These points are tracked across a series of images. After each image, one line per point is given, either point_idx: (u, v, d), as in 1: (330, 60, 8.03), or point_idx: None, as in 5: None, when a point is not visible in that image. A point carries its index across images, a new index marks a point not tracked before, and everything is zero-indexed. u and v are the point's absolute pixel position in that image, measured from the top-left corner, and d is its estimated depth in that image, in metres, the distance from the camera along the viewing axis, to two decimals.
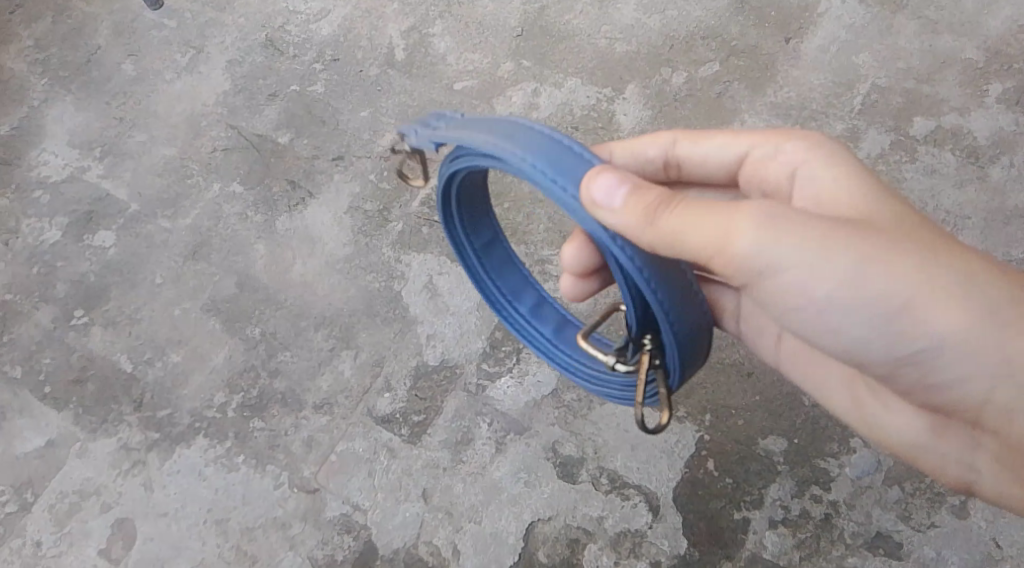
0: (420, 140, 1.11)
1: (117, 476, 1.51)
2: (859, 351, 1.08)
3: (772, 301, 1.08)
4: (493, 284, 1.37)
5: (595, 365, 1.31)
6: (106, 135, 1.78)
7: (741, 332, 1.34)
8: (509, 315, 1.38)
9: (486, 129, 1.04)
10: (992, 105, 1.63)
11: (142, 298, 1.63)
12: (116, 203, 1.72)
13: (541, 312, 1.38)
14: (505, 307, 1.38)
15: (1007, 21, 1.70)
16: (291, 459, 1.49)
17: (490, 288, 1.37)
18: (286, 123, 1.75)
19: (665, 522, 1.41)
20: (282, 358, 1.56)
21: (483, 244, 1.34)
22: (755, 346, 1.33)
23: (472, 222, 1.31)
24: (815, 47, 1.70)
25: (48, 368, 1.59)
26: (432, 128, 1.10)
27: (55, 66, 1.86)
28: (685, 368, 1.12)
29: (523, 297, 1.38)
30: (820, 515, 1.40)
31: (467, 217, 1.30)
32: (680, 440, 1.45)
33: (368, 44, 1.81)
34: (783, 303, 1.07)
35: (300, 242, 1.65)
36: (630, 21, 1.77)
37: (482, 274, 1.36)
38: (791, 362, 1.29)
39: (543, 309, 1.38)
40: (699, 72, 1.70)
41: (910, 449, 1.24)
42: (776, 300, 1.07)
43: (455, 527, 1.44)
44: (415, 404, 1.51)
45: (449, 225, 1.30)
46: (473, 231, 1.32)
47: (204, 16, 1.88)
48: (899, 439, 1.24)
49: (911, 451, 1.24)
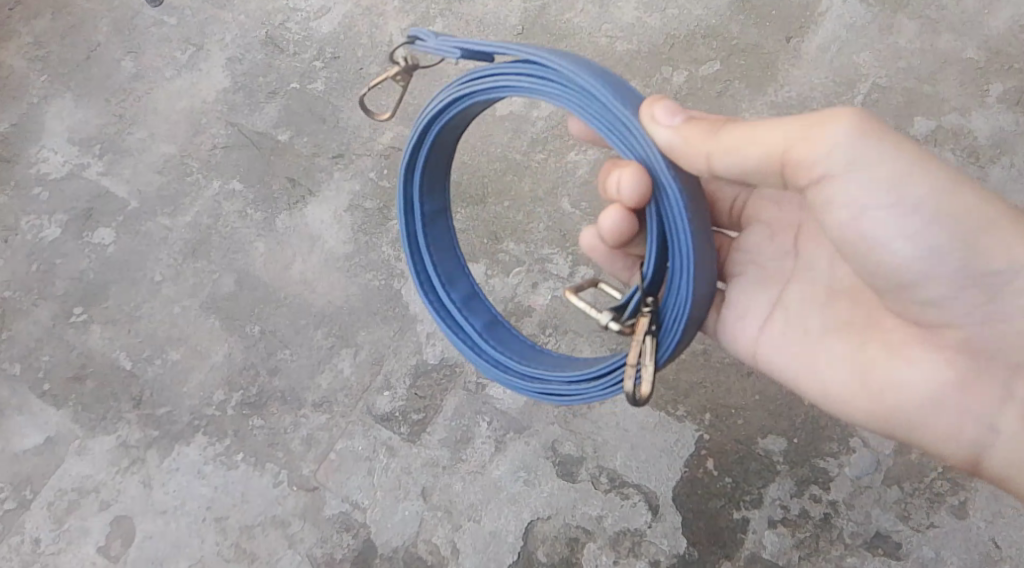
0: (438, 44, 1.06)
1: (116, 473, 1.51)
2: (923, 270, 1.08)
3: (841, 211, 1.07)
4: (430, 261, 1.29)
5: (519, 362, 1.21)
6: (105, 132, 1.78)
7: (722, 322, 1.26)
8: (439, 301, 1.29)
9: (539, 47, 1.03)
10: (992, 104, 1.63)
11: (141, 295, 1.63)
12: (116, 201, 1.71)
13: (471, 304, 1.30)
14: (434, 291, 1.29)
15: (1008, 20, 1.69)
16: (290, 457, 1.49)
17: (426, 266, 1.29)
18: (287, 121, 1.75)
19: (665, 521, 1.41)
20: (282, 356, 1.56)
21: (432, 214, 1.28)
22: (733, 338, 1.25)
23: (431, 183, 1.25)
24: (816, 46, 1.70)
25: (47, 365, 1.59)
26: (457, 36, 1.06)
27: (55, 63, 1.86)
28: (683, 341, 1.06)
29: (457, 285, 1.30)
30: (819, 515, 1.40)
31: (427, 176, 1.24)
32: (680, 440, 1.45)
33: (368, 42, 1.80)
34: (854, 212, 1.06)
35: (300, 239, 1.65)
36: (631, 20, 1.76)
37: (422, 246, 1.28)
38: (777, 346, 1.21)
39: (474, 301, 1.30)
40: (700, 71, 1.70)
41: (920, 418, 1.14)
42: (848, 207, 1.06)
43: (455, 526, 1.44)
44: (415, 403, 1.51)
45: (408, 177, 1.24)
46: (428, 195, 1.26)
47: (204, 13, 1.88)
48: (911, 407, 1.14)
49: (921, 423, 1.14)
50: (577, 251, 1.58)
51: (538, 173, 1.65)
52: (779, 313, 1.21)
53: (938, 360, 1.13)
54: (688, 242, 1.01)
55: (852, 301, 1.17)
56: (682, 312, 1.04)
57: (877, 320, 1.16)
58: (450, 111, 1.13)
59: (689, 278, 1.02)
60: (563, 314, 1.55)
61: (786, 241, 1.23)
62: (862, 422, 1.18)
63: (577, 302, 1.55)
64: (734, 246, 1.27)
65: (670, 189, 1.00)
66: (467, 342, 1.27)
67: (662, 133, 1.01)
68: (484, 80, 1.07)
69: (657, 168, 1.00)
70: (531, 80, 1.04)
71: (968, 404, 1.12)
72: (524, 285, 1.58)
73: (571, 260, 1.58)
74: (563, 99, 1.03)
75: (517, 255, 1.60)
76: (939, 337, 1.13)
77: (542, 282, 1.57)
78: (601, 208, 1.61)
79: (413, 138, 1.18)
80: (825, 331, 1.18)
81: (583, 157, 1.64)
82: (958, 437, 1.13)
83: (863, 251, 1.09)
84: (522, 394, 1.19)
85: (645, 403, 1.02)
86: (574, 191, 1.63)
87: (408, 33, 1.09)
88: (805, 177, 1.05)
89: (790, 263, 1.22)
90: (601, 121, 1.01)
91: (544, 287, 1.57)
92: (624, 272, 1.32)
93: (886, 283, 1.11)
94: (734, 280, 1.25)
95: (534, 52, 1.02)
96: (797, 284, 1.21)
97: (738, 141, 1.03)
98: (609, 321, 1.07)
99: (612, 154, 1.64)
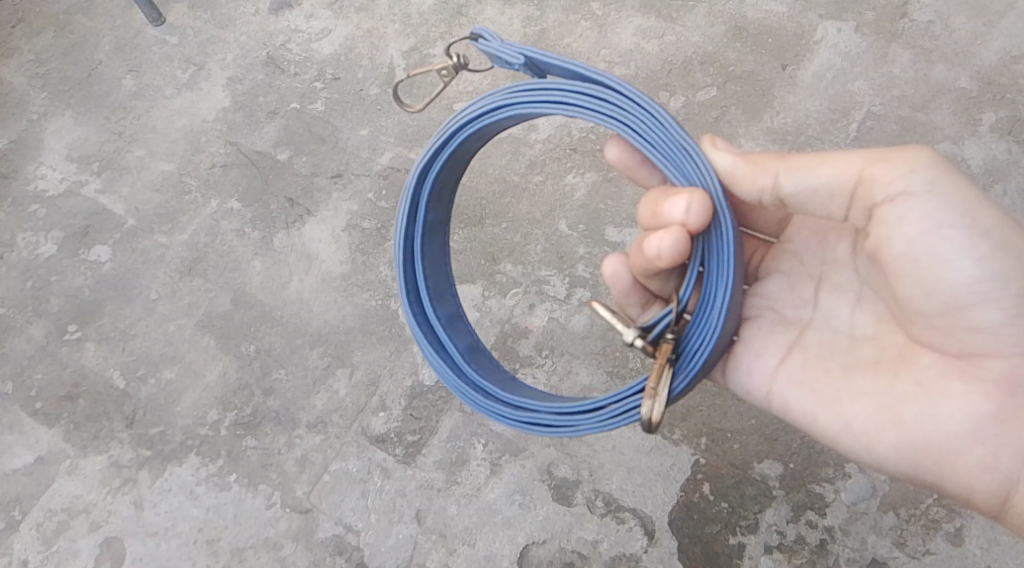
0: (502, 47, 1.04)
1: (107, 494, 1.50)
2: (976, 297, 1.08)
3: (898, 234, 1.07)
4: (423, 273, 1.23)
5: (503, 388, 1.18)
6: (104, 150, 1.78)
7: (734, 359, 1.21)
8: (424, 316, 1.23)
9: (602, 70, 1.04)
10: (985, 134, 1.63)
11: (136, 314, 1.62)
12: (113, 219, 1.71)
13: (456, 324, 1.25)
14: (420, 304, 1.23)
15: (1000, 51, 1.70)
16: (283, 479, 1.48)
17: (418, 275, 1.22)
18: (286, 141, 1.75)
19: (660, 546, 1.40)
20: (277, 376, 1.55)
21: (432, 224, 1.23)
22: (746, 379, 1.20)
23: (439, 193, 1.21)
24: (812, 73, 1.71)
25: (40, 383, 1.58)
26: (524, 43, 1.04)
27: (55, 80, 1.86)
28: (699, 374, 1.05)
29: (444, 303, 1.25)
30: (815, 541, 1.39)
31: (438, 185, 1.20)
32: (676, 464, 1.44)
33: (369, 63, 1.81)
34: (912, 234, 1.06)
35: (297, 259, 1.64)
36: (629, 45, 1.78)
37: (418, 256, 1.22)
38: (796, 381, 1.17)
39: (459, 323, 1.26)
40: (696, 96, 1.71)
41: (953, 449, 1.10)
42: (907, 228, 1.07)
43: (449, 549, 1.43)
44: (410, 424, 1.50)
45: (422, 181, 1.19)
46: (434, 206, 1.22)
47: (206, 33, 1.89)
48: (945, 438, 1.10)
49: (953, 455, 1.10)
50: (574, 273, 1.58)
51: (536, 195, 1.65)
52: (798, 353, 1.18)
53: (974, 391, 1.10)
54: (727, 276, 1.03)
55: (879, 343, 1.15)
56: (706, 343, 1.05)
57: (908, 358, 1.13)
58: (487, 118, 1.10)
59: (721, 312, 1.04)
60: (559, 336, 1.55)
61: (805, 290, 1.20)
62: (890, 457, 1.13)
63: (574, 323, 1.55)
64: (751, 291, 1.23)
65: (723, 222, 1.03)
66: (450, 363, 1.21)
67: (722, 157, 1.09)
68: (536, 94, 1.06)
69: (715, 198, 1.02)
70: (585, 98, 1.04)
71: (1005, 437, 1.09)
72: (521, 306, 1.57)
73: (568, 282, 1.58)
74: (617, 121, 1.03)
75: (514, 276, 1.59)
76: (979, 370, 1.11)
77: (539, 303, 1.57)
78: (599, 231, 1.61)
79: (437, 142, 1.15)
80: (848, 369, 1.15)
81: (581, 180, 1.65)
82: (993, 469, 1.09)
83: (919, 271, 1.08)
84: (504, 423, 1.15)
85: (655, 428, 1.01)
86: (572, 214, 1.63)
87: (469, 30, 1.06)
88: (867, 200, 1.08)
89: (809, 310, 1.19)
90: (656, 149, 1.03)
91: (541, 308, 1.57)
92: (635, 308, 1.25)
93: (934, 311, 1.10)
94: (749, 322, 1.22)
95: (601, 72, 1.03)
96: (818, 329, 1.18)
97: (804, 164, 1.07)
98: (635, 338, 1.04)
99: (609, 177, 1.64)
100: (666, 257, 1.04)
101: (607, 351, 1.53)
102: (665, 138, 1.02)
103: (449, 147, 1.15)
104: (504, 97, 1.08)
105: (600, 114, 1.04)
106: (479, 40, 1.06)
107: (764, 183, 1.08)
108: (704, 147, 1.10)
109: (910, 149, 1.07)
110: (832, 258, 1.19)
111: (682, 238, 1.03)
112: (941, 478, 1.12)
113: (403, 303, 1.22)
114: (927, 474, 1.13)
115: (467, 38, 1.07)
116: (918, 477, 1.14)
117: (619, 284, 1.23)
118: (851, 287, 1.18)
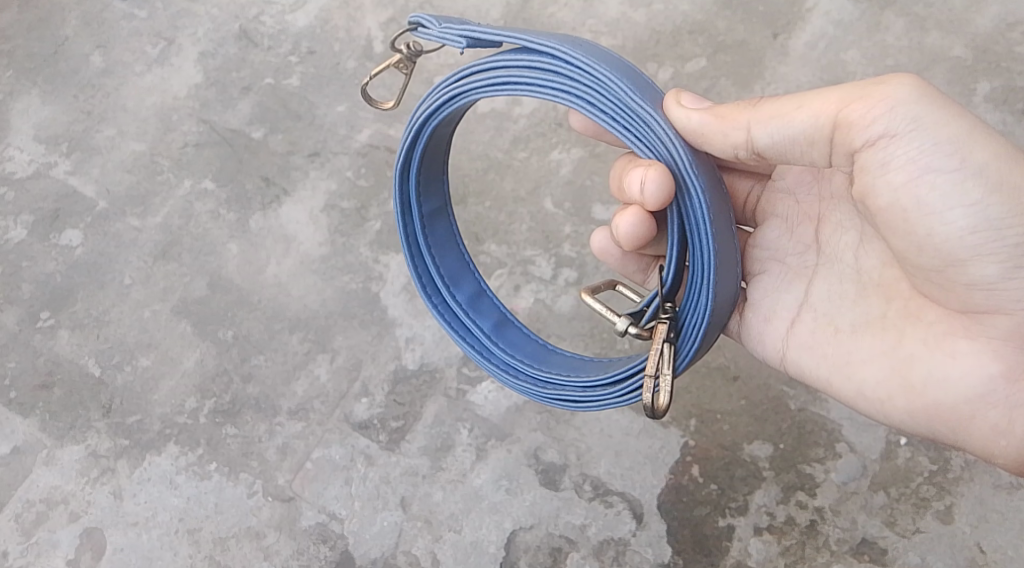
0: (441, 31, 1.01)
1: (85, 484, 1.46)
2: (973, 249, 1.00)
3: (884, 181, 1.00)
4: (432, 263, 1.25)
5: (529, 364, 1.20)
6: (73, 130, 1.72)
7: (746, 326, 1.20)
8: (443, 302, 1.26)
9: (542, 37, 0.97)
10: (979, 104, 1.59)
11: (110, 299, 1.58)
12: (83, 201, 1.66)
13: (478, 303, 1.28)
14: (439, 293, 1.26)
15: (995, 18, 1.66)
16: (264, 467, 1.45)
17: (428, 267, 1.25)
18: (261, 118, 1.70)
19: (649, 530, 1.38)
20: (256, 362, 1.52)
21: (429, 214, 1.24)
22: (760, 343, 1.19)
23: (426, 183, 1.21)
24: (803, 43, 1.67)
25: (14, 372, 1.54)
26: (462, 23, 1.00)
27: (20, 58, 1.80)
28: (705, 340, 1.03)
29: (462, 284, 1.27)
30: (805, 522, 1.37)
31: (423, 176, 1.20)
32: (665, 446, 1.42)
33: (345, 36, 1.76)
34: (898, 182, 0.99)
35: (274, 241, 1.60)
36: (615, 15, 1.73)
37: (424, 248, 1.24)
38: (807, 345, 1.14)
39: (481, 301, 1.28)
40: (685, 68, 1.67)
41: (964, 412, 1.06)
42: (892, 175, 1.00)
43: (435, 537, 1.40)
44: (394, 410, 1.48)
45: (405, 177, 1.19)
46: (425, 195, 1.22)
47: (176, 7, 1.83)
48: (955, 401, 1.06)
49: (967, 418, 1.06)
50: (560, 252, 1.55)
51: (520, 172, 1.61)
52: (807, 314, 1.15)
53: (982, 348, 1.04)
54: (710, 247, 0.98)
55: (884, 292, 1.10)
56: (704, 317, 1.01)
57: (914, 313, 1.08)
58: (442, 111, 1.08)
59: (711, 289, 1.00)
60: (546, 317, 1.51)
61: (805, 233, 1.17)
62: (905, 420, 1.10)
63: (560, 304, 1.52)
64: (752, 244, 1.20)
65: (695, 190, 0.96)
66: (478, 346, 1.25)
67: (688, 115, 1.00)
68: (483, 78, 1.02)
69: (681, 166, 0.96)
70: (535, 74, 0.99)
71: (1017, 400, 1.03)
72: (506, 288, 1.54)
73: (555, 262, 1.54)
74: (571, 95, 0.98)
75: (499, 257, 1.56)
76: (985, 327, 1.05)
77: (524, 285, 1.54)
78: (585, 208, 1.57)
79: (407, 140, 1.12)
80: (856, 327, 1.11)
81: (566, 157, 1.61)
82: (1007, 434, 1.04)
83: (911, 223, 1.01)
84: (536, 399, 1.17)
85: (662, 413, 0.97)
86: (557, 191, 1.59)
87: (408, 19, 1.04)
88: (846, 146, 1.00)
89: (813, 257, 1.16)
90: (616, 119, 0.97)
91: (527, 290, 1.53)
92: (638, 274, 1.29)
93: (931, 264, 1.03)
94: (754, 278, 1.19)
95: (540, 41, 0.96)
96: (826, 279, 1.15)
97: (776, 112, 1.01)
98: (627, 326, 1.06)
99: (595, 153, 1.61)
100: (626, 238, 1.11)
101: (595, 332, 1.49)
102: (621, 105, 0.96)
103: (421, 140, 1.12)
104: (460, 83, 1.04)
105: (552, 91, 0.99)
106: (420, 29, 1.04)
107: (737, 138, 1.02)
108: (668, 104, 1.01)
109: (888, 82, 0.98)
110: (829, 194, 1.17)
111: (643, 213, 1.10)
112: (959, 439, 1.08)
113: (421, 294, 1.26)
114: (942, 436, 1.09)
115: (407, 29, 1.05)
116: (933, 437, 1.10)
117: (611, 256, 1.28)
118: (852, 228, 1.14)
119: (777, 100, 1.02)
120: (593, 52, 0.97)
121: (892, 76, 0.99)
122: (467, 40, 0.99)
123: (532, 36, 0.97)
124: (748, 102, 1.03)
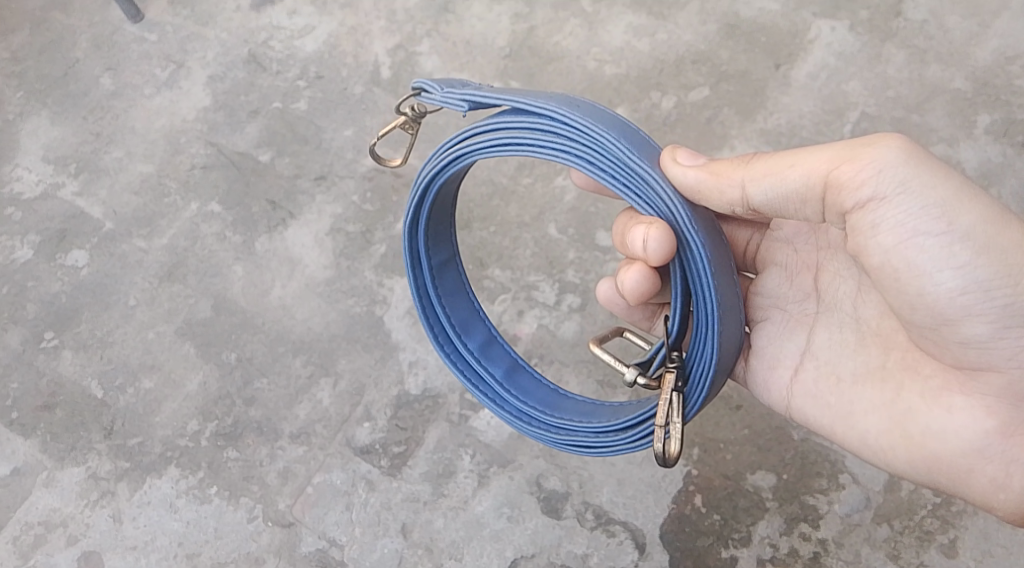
0: (444, 95, 1.02)
1: (85, 507, 1.46)
2: (963, 311, 1.00)
3: (874, 241, 1.00)
4: (443, 312, 1.25)
5: (543, 411, 1.20)
6: (81, 151, 1.73)
7: (751, 372, 1.19)
8: (455, 350, 1.26)
9: (540, 98, 0.97)
10: (980, 136, 1.59)
11: (114, 321, 1.58)
12: (90, 222, 1.67)
13: (489, 350, 1.27)
14: (451, 342, 1.26)
15: (996, 50, 1.67)
16: (265, 491, 1.44)
17: (439, 316, 1.25)
18: (267, 141, 1.70)
19: (651, 560, 1.37)
20: (258, 386, 1.51)
21: (438, 266, 1.24)
22: (765, 388, 1.18)
23: (435, 235, 1.22)
24: (805, 73, 1.68)
25: (16, 393, 1.54)
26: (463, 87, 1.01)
27: (31, 79, 1.81)
28: (712, 388, 1.03)
29: (473, 332, 1.27)
30: (809, 554, 1.36)
31: (432, 230, 1.20)
32: (668, 475, 1.41)
33: (353, 61, 1.77)
34: (889, 243, 0.99)
35: (279, 264, 1.60)
36: (620, 44, 1.73)
37: (434, 300, 1.24)
38: (811, 393, 1.14)
39: (492, 348, 1.27)
40: (688, 97, 1.67)
41: (963, 466, 1.05)
42: (882, 236, 0.99)
43: (435, 564, 1.39)
44: (396, 435, 1.47)
45: (414, 233, 1.19)
46: (434, 247, 1.22)
47: (185, 30, 1.84)
48: (954, 456, 1.05)
49: (965, 473, 1.05)
50: (563, 278, 1.55)
51: (525, 198, 1.61)
52: (809, 362, 1.14)
53: (977, 404, 1.04)
54: (714, 299, 0.98)
55: (882, 343, 1.10)
56: (710, 366, 1.01)
57: (911, 367, 1.07)
58: (447, 170, 1.08)
59: (716, 339, 1.00)
60: (549, 344, 1.51)
61: (806, 282, 1.16)
62: (905, 471, 1.09)
63: (564, 330, 1.51)
64: (754, 290, 1.20)
65: (695, 245, 0.96)
66: (491, 394, 1.24)
67: (685, 174, 1.00)
68: (486, 139, 1.02)
69: (680, 222, 0.96)
70: (535, 135, 0.99)
71: (1013, 454, 1.03)
72: (510, 313, 1.53)
73: (558, 287, 1.54)
74: (570, 154, 0.98)
75: (503, 282, 1.55)
76: (979, 383, 1.04)
77: (528, 311, 1.53)
78: (589, 234, 1.57)
79: (414, 200, 1.13)
80: (856, 378, 1.11)
81: (570, 183, 1.61)
82: (1005, 488, 1.04)
83: (904, 284, 1.01)
84: (549, 445, 1.17)
85: (673, 462, 0.97)
86: (561, 217, 1.59)
87: (411, 85, 1.05)
88: (838, 206, 1.00)
89: (813, 305, 1.16)
90: (616, 176, 0.97)
91: (530, 316, 1.53)
92: (644, 322, 1.29)
93: (923, 322, 1.03)
94: (757, 326, 1.18)
95: (538, 104, 0.97)
96: (826, 328, 1.14)
97: (771, 169, 1.00)
98: (636, 376, 1.05)
99: None
100: (631, 292, 1.11)
101: (598, 359, 1.49)
102: (621, 163, 0.96)
103: (427, 197, 1.13)
104: (464, 144, 1.05)
105: (552, 152, 0.98)
106: (424, 94, 1.05)
107: (733, 195, 1.01)
108: (664, 162, 1.00)
109: (877, 143, 0.98)
110: (826, 243, 1.16)
111: (648, 268, 1.10)
112: (959, 491, 1.07)
113: (433, 343, 1.26)
114: (943, 488, 1.08)
115: (411, 93, 1.06)
116: (936, 488, 1.09)
117: (617, 305, 1.27)
118: (850, 276, 1.13)
119: (771, 157, 1.01)
120: (589, 111, 0.97)
121: (881, 138, 0.98)
122: (468, 105, 0.99)
123: (529, 98, 0.97)
124: (743, 157, 1.03)
